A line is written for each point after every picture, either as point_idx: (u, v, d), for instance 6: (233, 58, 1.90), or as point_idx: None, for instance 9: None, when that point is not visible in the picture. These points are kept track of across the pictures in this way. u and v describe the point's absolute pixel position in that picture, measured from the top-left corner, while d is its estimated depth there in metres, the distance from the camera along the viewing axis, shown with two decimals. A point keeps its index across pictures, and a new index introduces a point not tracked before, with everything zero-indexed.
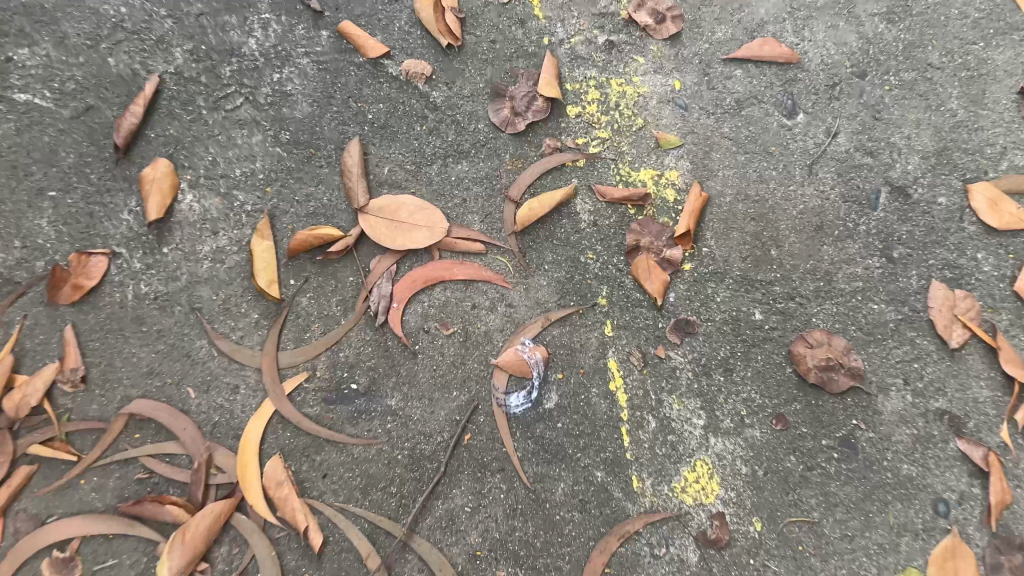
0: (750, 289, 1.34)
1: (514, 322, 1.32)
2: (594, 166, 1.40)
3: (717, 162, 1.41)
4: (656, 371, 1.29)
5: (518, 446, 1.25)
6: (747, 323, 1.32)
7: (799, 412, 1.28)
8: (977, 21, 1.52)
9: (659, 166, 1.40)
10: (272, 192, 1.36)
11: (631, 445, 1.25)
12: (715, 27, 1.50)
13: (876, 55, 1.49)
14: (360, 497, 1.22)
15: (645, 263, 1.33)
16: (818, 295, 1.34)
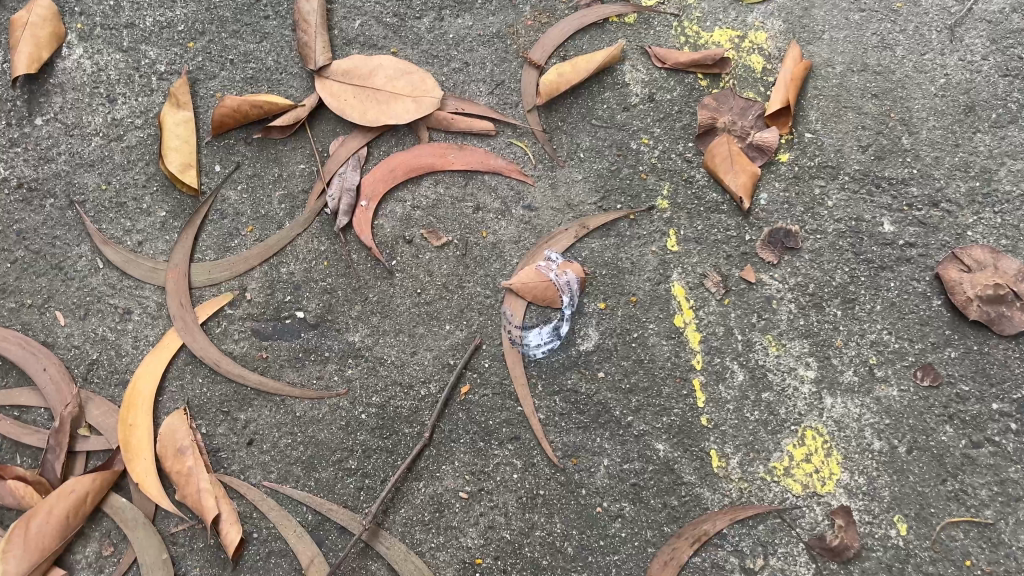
0: (876, 190, 0.93)
1: (535, 229, 0.91)
2: (649, 23, 1.00)
3: (822, 20, 1.01)
4: (742, 302, 0.88)
5: (539, 406, 0.84)
6: (873, 236, 0.91)
7: (956, 363, 0.86)
8: None
9: (741, 24, 1.01)
10: (198, 47, 0.96)
11: (708, 406, 0.84)
12: None
13: None
14: (302, 476, 0.82)
15: (725, 150, 0.92)
16: (974, 200, 0.93)
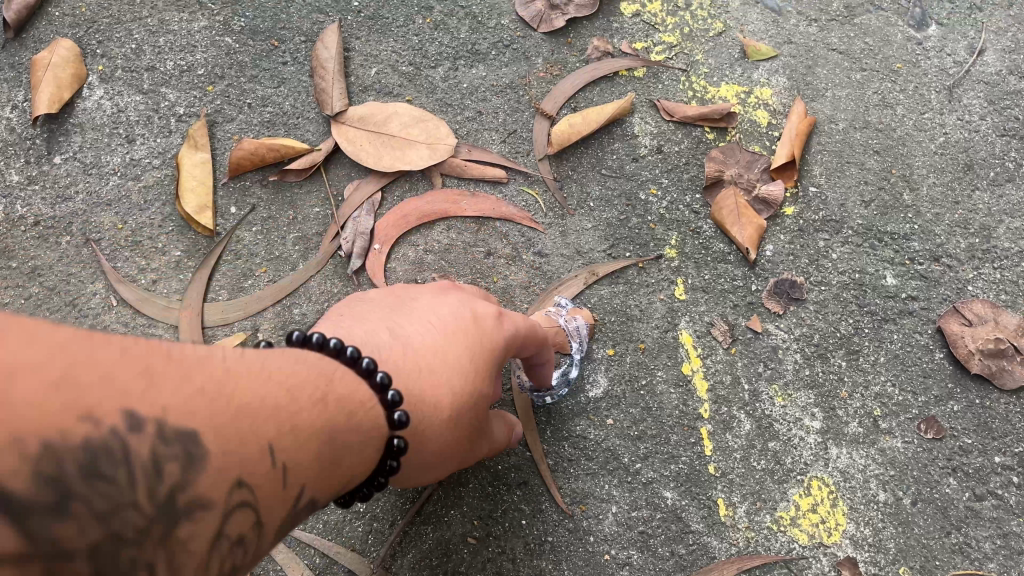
0: (878, 244, 0.95)
1: (546, 277, 0.93)
2: (658, 78, 1.03)
3: (824, 79, 1.04)
4: (749, 351, 0.90)
5: (548, 451, 0.85)
6: (877, 289, 0.93)
7: (958, 415, 0.87)
8: None
9: (747, 80, 1.03)
10: (216, 91, 0.99)
11: (716, 455, 0.85)
12: None
13: None
14: (311, 518, 0.82)
15: (732, 203, 0.94)
16: (975, 256, 0.95)
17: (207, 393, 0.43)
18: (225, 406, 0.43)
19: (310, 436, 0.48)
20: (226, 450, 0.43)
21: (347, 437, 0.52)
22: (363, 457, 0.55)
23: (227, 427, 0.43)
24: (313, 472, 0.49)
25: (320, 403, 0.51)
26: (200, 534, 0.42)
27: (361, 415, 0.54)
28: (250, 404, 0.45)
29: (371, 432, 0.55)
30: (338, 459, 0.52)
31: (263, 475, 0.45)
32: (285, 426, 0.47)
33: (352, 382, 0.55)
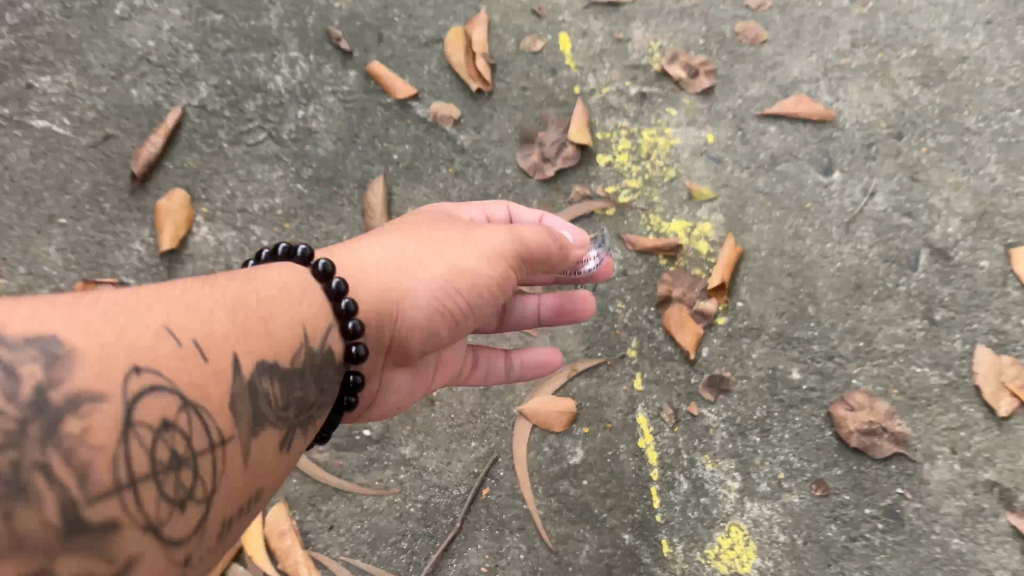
0: (787, 347, 1.27)
1: (539, 372, 1.25)
2: (624, 215, 1.37)
3: (752, 216, 1.37)
4: (688, 429, 1.21)
5: (540, 503, 1.17)
6: (784, 382, 1.25)
7: (840, 477, 1.19)
8: (1012, 89, 1.49)
9: (692, 217, 1.36)
10: (292, 228, 1.33)
11: (661, 507, 1.17)
12: (748, 84, 1.48)
13: (911, 117, 1.46)
14: (369, 552, 1.14)
15: (677, 316, 1.27)
16: (858, 356, 1.27)
17: (65, 315, 0.58)
18: (108, 319, 0.61)
19: (194, 323, 0.66)
20: (106, 352, 0.57)
21: (264, 311, 0.74)
22: (298, 324, 0.78)
23: (96, 336, 0.58)
24: (212, 348, 0.66)
25: (206, 307, 0.69)
26: (103, 418, 0.55)
27: (256, 305, 0.74)
28: (114, 316, 0.61)
29: (289, 306, 0.77)
30: (262, 330, 0.72)
31: (156, 356, 0.61)
32: (176, 319, 0.65)
33: (234, 289, 0.74)
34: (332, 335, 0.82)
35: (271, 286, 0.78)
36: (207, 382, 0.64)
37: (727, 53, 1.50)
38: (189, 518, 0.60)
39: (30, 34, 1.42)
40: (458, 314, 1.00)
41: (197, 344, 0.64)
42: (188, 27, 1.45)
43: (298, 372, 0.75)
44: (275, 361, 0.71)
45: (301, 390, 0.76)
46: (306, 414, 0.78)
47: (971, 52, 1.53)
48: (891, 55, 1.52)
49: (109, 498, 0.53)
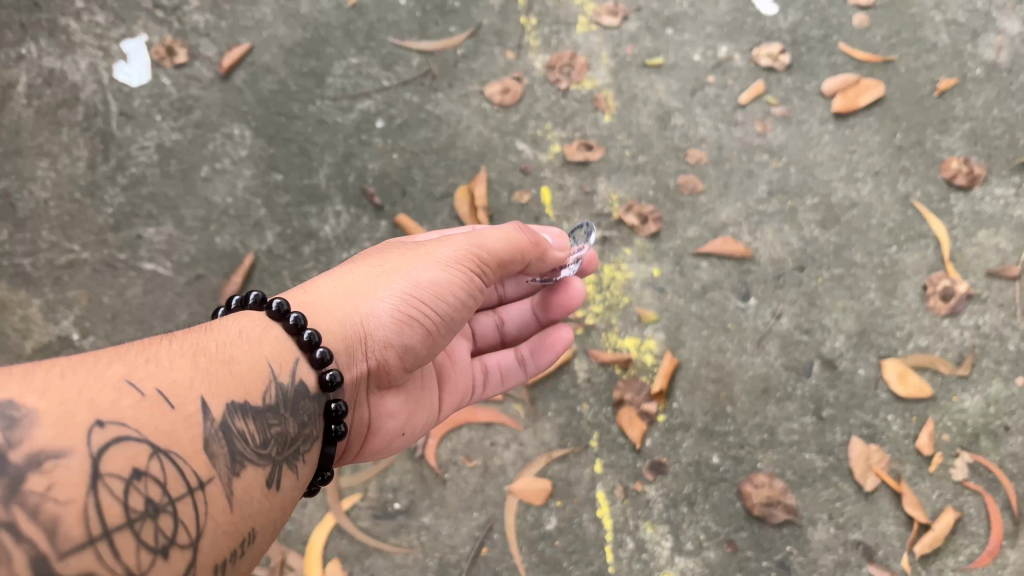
0: (710, 438, 1.71)
1: (524, 458, 1.68)
2: (590, 334, 1.81)
3: (686, 335, 1.81)
4: (634, 502, 1.65)
5: (525, 559, 1.60)
6: (706, 465, 1.68)
7: (745, 538, 1.63)
8: (891, 230, 1.94)
9: (640, 335, 1.81)
10: None
11: (614, 561, 1.61)
12: (687, 227, 1.92)
13: (812, 254, 1.91)
14: None
15: (627, 415, 1.72)
16: (763, 445, 1.71)
17: (35, 394, 0.80)
18: (81, 381, 0.85)
19: (149, 384, 0.91)
20: (71, 415, 0.81)
21: (227, 359, 1.04)
22: (264, 364, 1.08)
23: (62, 407, 0.81)
24: (163, 398, 0.91)
25: (163, 370, 0.94)
26: (69, 469, 0.77)
27: (212, 358, 1.02)
28: (81, 389, 0.84)
29: (252, 353, 1.08)
30: (223, 376, 1.01)
31: (119, 414, 0.85)
32: (139, 375, 0.91)
33: (185, 349, 1.01)
34: (301, 369, 1.13)
35: (231, 333, 1.10)
36: (171, 428, 0.89)
37: (672, 201, 1.95)
38: (166, 556, 0.82)
39: (139, 195, 1.88)
40: (428, 326, 1.31)
41: (167, 398, 0.91)
42: (256, 186, 1.91)
43: (271, 410, 1.05)
44: (235, 400, 0.99)
45: (281, 427, 1.06)
46: (291, 446, 1.08)
47: (861, 199, 1.98)
48: (799, 202, 1.97)
49: (80, 544, 0.74)
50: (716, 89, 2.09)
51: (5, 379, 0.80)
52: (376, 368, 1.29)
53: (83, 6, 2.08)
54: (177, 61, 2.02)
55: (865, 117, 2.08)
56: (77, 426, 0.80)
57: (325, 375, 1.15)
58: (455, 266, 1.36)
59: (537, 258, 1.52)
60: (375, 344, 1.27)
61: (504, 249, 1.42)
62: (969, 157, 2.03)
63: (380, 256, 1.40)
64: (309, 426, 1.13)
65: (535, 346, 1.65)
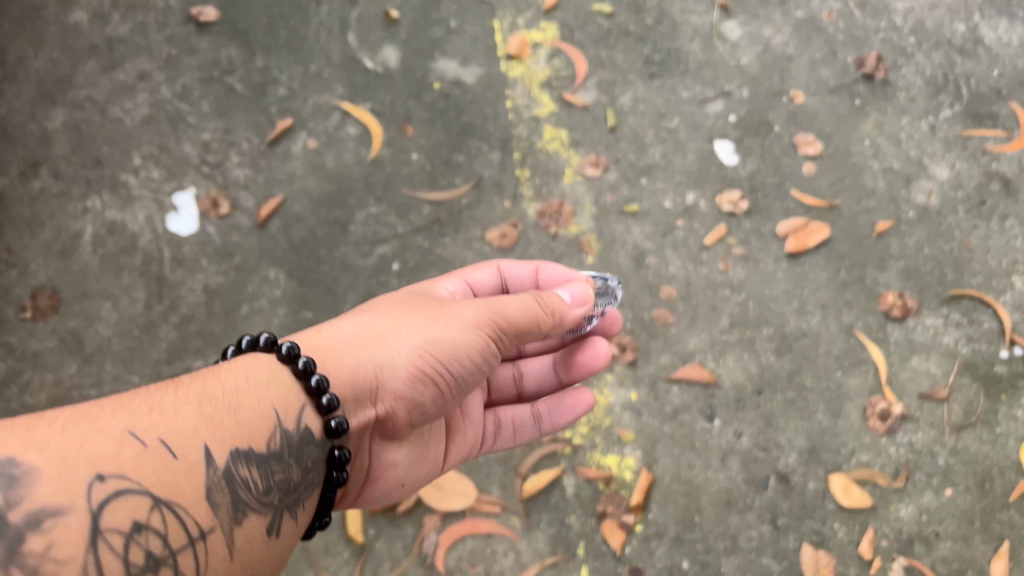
0: (681, 545, 2.05)
1: (520, 564, 2.03)
2: (577, 452, 2.13)
3: (660, 453, 2.14)
4: None
5: None
6: (678, 569, 2.03)
7: None
8: (837, 356, 2.26)
9: (620, 454, 2.14)
10: None
11: None
12: (660, 355, 2.24)
13: (768, 378, 2.22)
14: None
15: (610, 526, 2.06)
16: (727, 551, 2.06)
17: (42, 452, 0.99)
18: (84, 435, 1.04)
19: (148, 430, 1.10)
20: (75, 471, 0.99)
21: (231, 406, 1.23)
22: (270, 410, 1.29)
23: (66, 464, 0.99)
24: (163, 441, 1.10)
25: (163, 415, 1.14)
26: (74, 523, 0.95)
27: (214, 401, 1.22)
28: (86, 444, 1.03)
29: (258, 398, 1.28)
30: (223, 422, 1.20)
31: (121, 464, 1.04)
32: (140, 426, 1.10)
33: (188, 395, 1.20)
34: (307, 414, 1.35)
35: (235, 376, 1.29)
36: (170, 473, 1.08)
37: (647, 332, 2.26)
38: None
39: (189, 331, 2.22)
40: (433, 384, 1.52)
41: (168, 446, 1.10)
42: (289, 323, 2.25)
43: (273, 454, 1.26)
44: (232, 445, 1.19)
45: (283, 473, 1.28)
46: (291, 488, 1.30)
47: (811, 329, 2.29)
48: (757, 332, 2.28)
49: None
50: (685, 231, 2.40)
51: (14, 438, 0.99)
52: (382, 415, 1.50)
53: (140, 163, 2.43)
54: (221, 212, 2.36)
55: (814, 255, 2.39)
56: (80, 481, 0.99)
57: (330, 422, 1.36)
58: (470, 331, 1.55)
59: (555, 324, 1.63)
60: (384, 395, 1.48)
61: (524, 322, 1.58)
62: (903, 291, 2.35)
63: (407, 310, 1.61)
64: (313, 470, 1.36)
65: (553, 406, 1.92)
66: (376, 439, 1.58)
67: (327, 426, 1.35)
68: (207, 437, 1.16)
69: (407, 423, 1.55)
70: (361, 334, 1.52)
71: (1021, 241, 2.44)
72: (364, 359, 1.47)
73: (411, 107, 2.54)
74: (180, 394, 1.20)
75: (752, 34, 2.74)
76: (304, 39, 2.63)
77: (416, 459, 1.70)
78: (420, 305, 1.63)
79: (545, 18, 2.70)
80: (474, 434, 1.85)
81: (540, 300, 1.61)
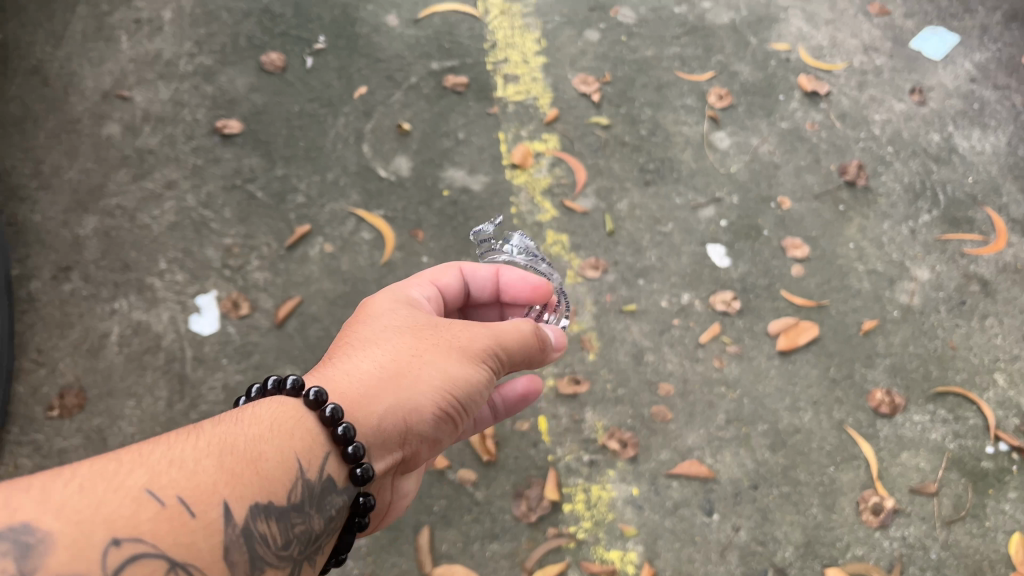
0: None
1: None
2: (581, 547, 2.21)
3: (662, 547, 2.21)
4: None
5: None
6: None
7: None
8: (830, 451, 2.36)
9: (623, 548, 2.21)
10: (372, 559, 2.17)
11: None
12: (660, 451, 2.33)
13: (764, 473, 2.31)
14: None
15: None
16: None
17: (55, 516, 0.99)
18: (101, 496, 1.04)
19: (168, 485, 1.09)
20: (86, 536, 0.99)
21: (254, 456, 1.21)
22: (294, 460, 1.27)
23: (78, 529, 0.99)
24: (183, 498, 1.09)
25: (185, 468, 1.13)
26: None
27: (238, 450, 1.21)
28: (101, 505, 1.03)
29: (282, 447, 1.26)
30: (245, 476, 1.18)
31: (137, 526, 1.03)
32: (159, 484, 1.09)
33: (211, 443, 1.19)
34: (331, 465, 1.33)
35: (260, 424, 1.27)
36: (187, 531, 1.08)
37: (647, 428, 2.36)
38: None
39: None
40: (451, 417, 1.54)
41: (186, 505, 1.09)
42: None
43: (294, 507, 1.24)
44: (253, 499, 1.17)
45: (305, 525, 1.26)
46: (312, 539, 1.28)
47: (803, 424, 2.39)
48: (752, 428, 2.38)
49: None
50: (681, 330, 2.53)
51: (29, 502, 0.99)
52: (406, 455, 1.49)
53: (165, 266, 2.58)
54: (241, 313, 2.49)
55: (804, 353, 2.51)
56: (94, 548, 0.99)
57: (354, 470, 1.35)
58: (484, 363, 1.58)
59: (547, 353, 1.75)
60: (410, 438, 1.48)
61: (525, 348, 1.66)
62: (890, 387, 2.46)
63: (409, 338, 1.56)
64: (336, 517, 1.34)
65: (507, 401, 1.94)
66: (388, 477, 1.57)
67: (354, 473, 1.35)
68: (230, 491, 1.15)
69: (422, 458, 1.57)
70: (377, 376, 1.46)
71: (1001, 339, 2.57)
72: (389, 405, 1.44)
73: (422, 213, 2.70)
74: (204, 441, 1.19)
75: (740, 144, 2.92)
76: (321, 150, 2.81)
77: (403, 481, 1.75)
78: (419, 331, 1.58)
79: (547, 129, 2.91)
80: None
81: (539, 329, 1.70)
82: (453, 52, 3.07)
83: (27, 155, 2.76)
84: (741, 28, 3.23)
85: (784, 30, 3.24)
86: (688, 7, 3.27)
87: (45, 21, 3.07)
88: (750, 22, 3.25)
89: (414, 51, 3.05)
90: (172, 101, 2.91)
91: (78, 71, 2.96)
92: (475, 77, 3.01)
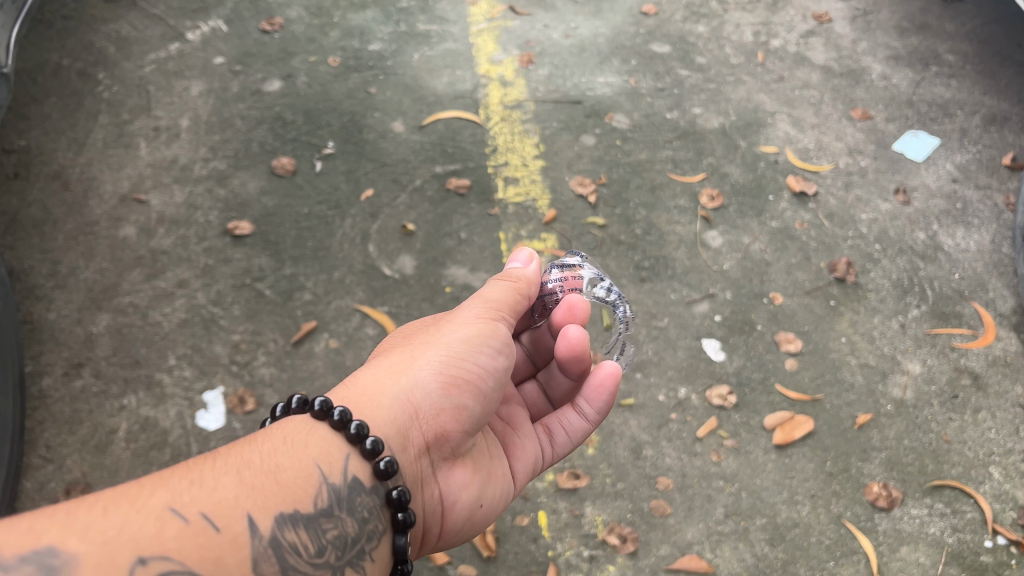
0: None
1: None
2: None
3: None
4: None
5: None
6: None
7: None
8: (828, 546, 2.36)
9: None
10: None
11: None
12: (659, 545, 2.34)
13: (764, 568, 2.32)
14: None
15: None
16: None
17: (79, 538, 1.05)
18: (126, 517, 1.11)
19: (190, 506, 1.18)
20: (112, 556, 1.06)
21: (272, 470, 1.33)
22: (313, 468, 1.38)
23: (103, 548, 1.06)
24: (205, 516, 1.18)
25: (205, 490, 1.22)
26: None
27: (257, 467, 1.32)
28: (124, 526, 1.10)
29: (298, 459, 1.38)
30: (264, 489, 1.29)
31: (164, 543, 1.11)
32: (181, 503, 1.17)
33: (232, 463, 1.30)
34: (354, 467, 1.44)
35: (274, 441, 1.39)
36: (212, 547, 1.16)
37: (646, 522, 2.38)
38: None
39: None
40: (467, 384, 1.65)
41: (210, 521, 1.18)
42: None
43: (321, 512, 1.34)
44: (275, 510, 1.27)
45: (337, 530, 1.36)
46: (349, 542, 1.37)
47: (801, 518, 2.41)
48: (751, 522, 2.39)
49: None
50: (678, 424, 2.57)
51: (55, 526, 1.05)
52: (430, 431, 1.61)
53: (174, 363, 2.64)
54: (247, 408, 2.54)
55: (799, 447, 2.55)
56: (123, 564, 1.06)
57: (378, 464, 1.46)
58: (474, 326, 1.71)
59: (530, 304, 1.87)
60: (423, 412, 1.60)
61: (507, 299, 1.80)
62: (887, 481, 2.48)
63: (408, 342, 1.74)
64: (371, 520, 1.43)
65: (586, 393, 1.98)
66: (437, 466, 1.66)
67: (377, 467, 1.46)
68: (251, 505, 1.25)
69: (460, 434, 1.65)
70: (378, 375, 1.63)
71: (994, 432, 2.61)
72: (392, 391, 1.60)
73: (424, 309, 2.78)
74: (221, 464, 1.29)
75: (732, 242, 3.03)
76: (328, 249, 2.92)
77: (484, 480, 1.76)
78: (417, 335, 1.77)
79: (545, 228, 3.02)
80: (530, 448, 1.96)
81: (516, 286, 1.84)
82: (456, 156, 3.22)
83: (44, 256, 2.86)
84: (730, 132, 3.40)
85: (771, 134, 3.41)
86: (679, 113, 3.45)
87: (68, 130, 3.24)
88: (738, 127, 3.42)
89: (419, 155, 3.21)
90: (186, 204, 3.04)
91: (98, 176, 3.10)
92: (476, 180, 3.15)
